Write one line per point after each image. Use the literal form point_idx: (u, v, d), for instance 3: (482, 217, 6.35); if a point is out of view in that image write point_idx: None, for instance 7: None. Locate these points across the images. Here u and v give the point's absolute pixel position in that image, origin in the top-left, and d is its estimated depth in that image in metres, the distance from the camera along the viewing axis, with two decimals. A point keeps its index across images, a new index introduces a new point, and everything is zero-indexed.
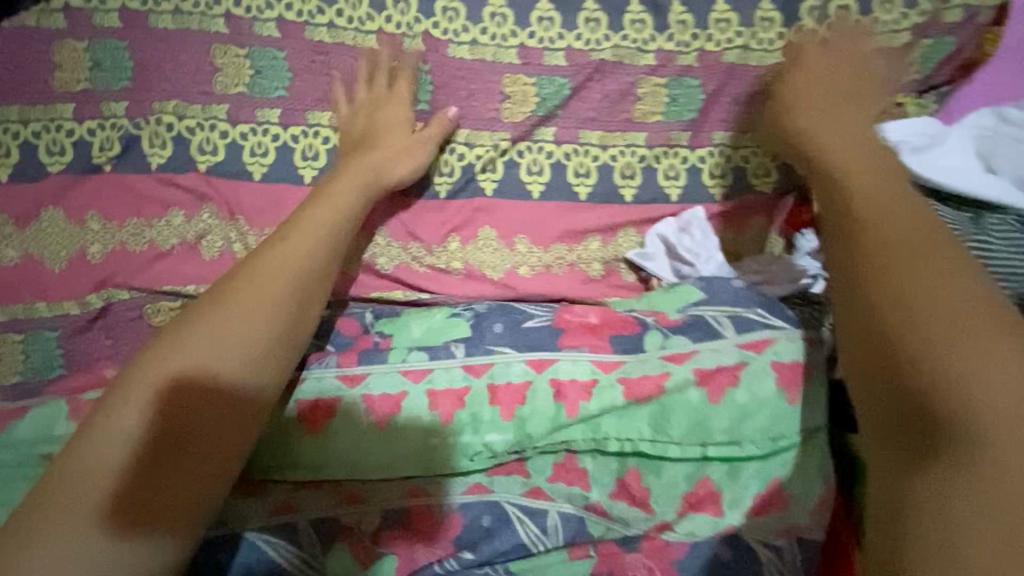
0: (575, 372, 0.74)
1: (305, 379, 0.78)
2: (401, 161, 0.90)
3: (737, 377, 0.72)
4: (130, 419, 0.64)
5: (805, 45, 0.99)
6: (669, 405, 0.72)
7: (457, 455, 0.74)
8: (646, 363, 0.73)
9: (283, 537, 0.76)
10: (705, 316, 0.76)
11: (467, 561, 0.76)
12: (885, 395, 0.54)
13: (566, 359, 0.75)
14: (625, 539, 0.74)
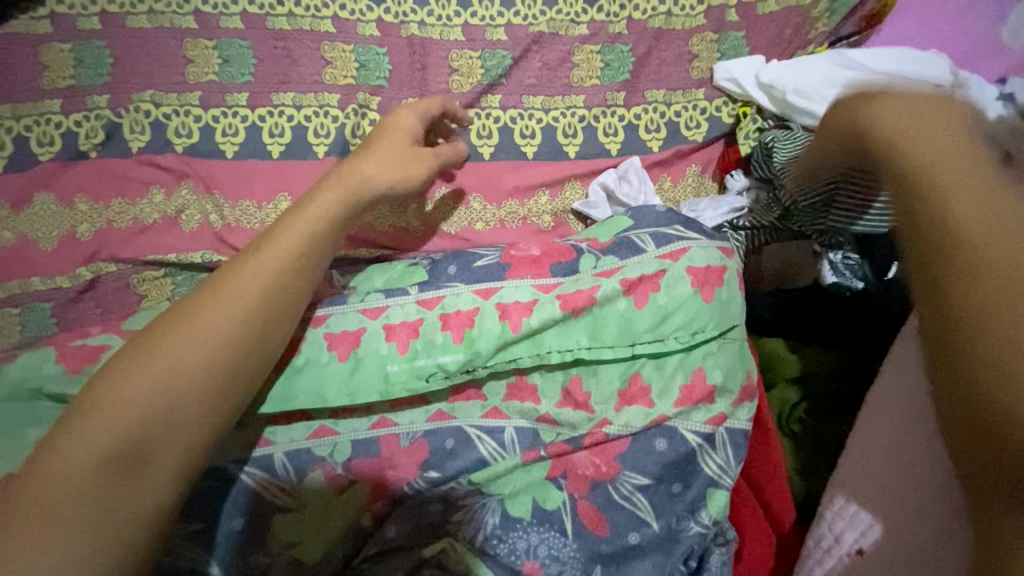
0: (516, 294, 0.81)
1: None
2: (391, 178, 0.84)
3: (659, 286, 0.81)
4: (88, 461, 0.57)
5: (722, 8, 1.09)
6: (600, 312, 0.80)
7: (412, 378, 0.79)
8: (579, 280, 0.81)
9: (261, 468, 0.80)
10: (632, 236, 0.85)
11: (434, 479, 0.81)
12: (970, 450, 0.48)
13: (511, 286, 0.82)
14: (574, 438, 0.82)
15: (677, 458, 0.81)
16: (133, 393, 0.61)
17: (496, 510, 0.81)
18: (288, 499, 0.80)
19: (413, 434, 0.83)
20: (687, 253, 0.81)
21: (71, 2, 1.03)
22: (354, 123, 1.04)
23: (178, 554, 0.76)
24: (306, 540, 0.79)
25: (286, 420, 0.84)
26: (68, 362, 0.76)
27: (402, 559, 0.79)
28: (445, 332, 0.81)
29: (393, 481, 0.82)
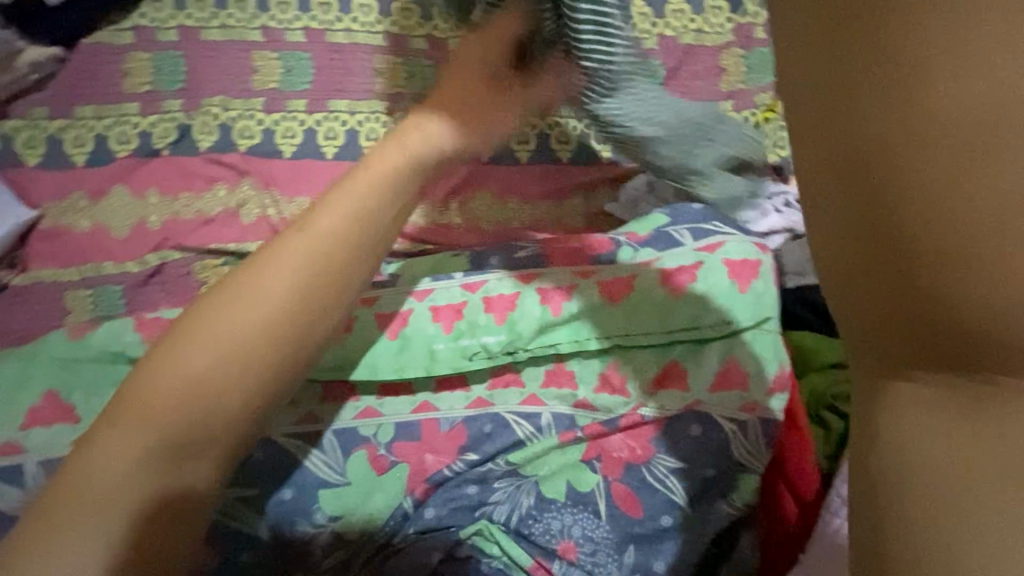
0: (557, 280, 0.86)
1: None
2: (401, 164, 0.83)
3: (694, 276, 0.84)
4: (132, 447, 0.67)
5: (747, 28, 1.18)
6: (639, 300, 0.84)
7: (458, 357, 0.86)
8: (619, 268, 0.86)
9: (311, 445, 0.85)
10: (670, 231, 0.90)
11: (472, 461, 0.85)
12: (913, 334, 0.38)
13: (551, 272, 0.87)
14: (610, 421, 0.84)
15: (713, 444, 0.81)
16: (160, 385, 0.69)
17: (530, 492, 0.84)
18: (336, 476, 0.84)
19: (453, 419, 0.87)
20: (724, 245, 0.85)
21: (153, 18, 1.15)
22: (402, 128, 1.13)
23: (234, 517, 0.81)
24: (350, 515, 0.83)
25: (334, 399, 0.87)
26: (145, 330, 0.83)
27: (440, 540, 0.82)
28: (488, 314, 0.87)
29: (432, 465, 0.86)
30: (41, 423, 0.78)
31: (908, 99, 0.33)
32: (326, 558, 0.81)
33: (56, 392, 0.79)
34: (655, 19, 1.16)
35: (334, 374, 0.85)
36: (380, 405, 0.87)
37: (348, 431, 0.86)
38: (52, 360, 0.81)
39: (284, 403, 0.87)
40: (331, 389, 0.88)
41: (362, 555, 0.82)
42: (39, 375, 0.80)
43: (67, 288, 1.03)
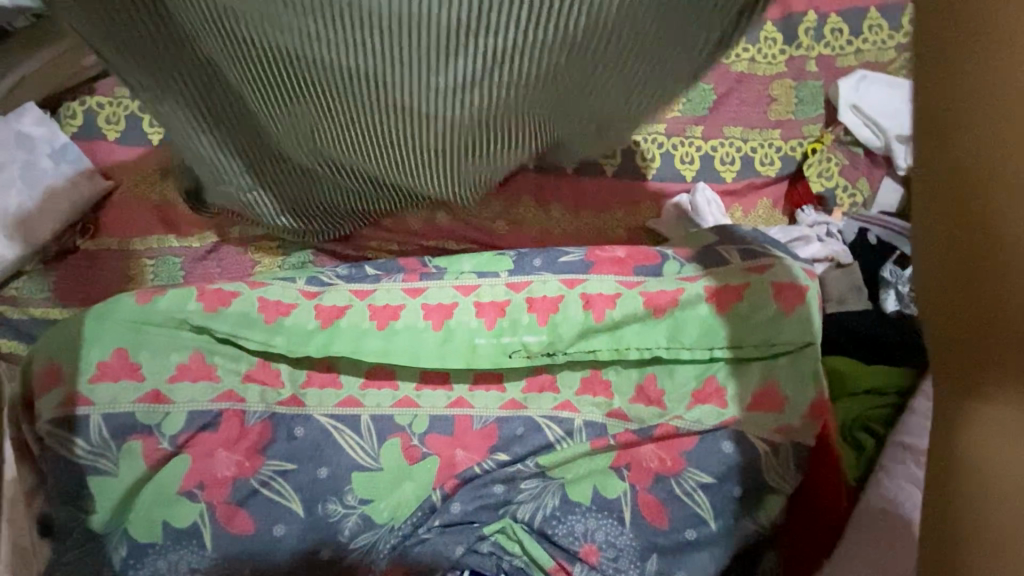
0: (601, 287, 0.89)
1: (376, 291, 0.92)
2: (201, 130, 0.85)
3: (738, 293, 0.86)
4: None
5: (801, 58, 1.18)
6: (682, 314, 0.86)
7: (499, 352, 0.89)
8: (665, 281, 0.88)
9: (350, 428, 0.88)
10: (720, 249, 0.90)
11: (502, 461, 0.88)
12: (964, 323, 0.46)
13: (595, 279, 0.90)
14: (642, 429, 0.85)
15: (743, 464, 0.82)
16: None
17: (556, 493, 0.86)
18: (371, 460, 0.87)
19: (486, 419, 0.90)
20: (775, 268, 0.86)
21: None
22: None
23: (270, 489, 0.84)
24: (381, 500, 0.86)
25: (377, 385, 0.91)
26: (206, 301, 0.88)
27: (464, 535, 0.84)
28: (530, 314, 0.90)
29: (462, 461, 0.88)
30: (108, 379, 0.84)
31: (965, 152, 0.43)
32: (356, 539, 0.84)
33: (124, 351, 0.84)
34: None
35: (378, 358, 0.88)
36: (419, 396, 0.90)
37: (388, 417, 0.89)
38: (121, 320, 0.85)
39: (329, 384, 0.90)
40: (374, 375, 0.91)
41: (388, 540, 0.84)
42: (108, 333, 0.85)
43: (134, 256, 1.10)
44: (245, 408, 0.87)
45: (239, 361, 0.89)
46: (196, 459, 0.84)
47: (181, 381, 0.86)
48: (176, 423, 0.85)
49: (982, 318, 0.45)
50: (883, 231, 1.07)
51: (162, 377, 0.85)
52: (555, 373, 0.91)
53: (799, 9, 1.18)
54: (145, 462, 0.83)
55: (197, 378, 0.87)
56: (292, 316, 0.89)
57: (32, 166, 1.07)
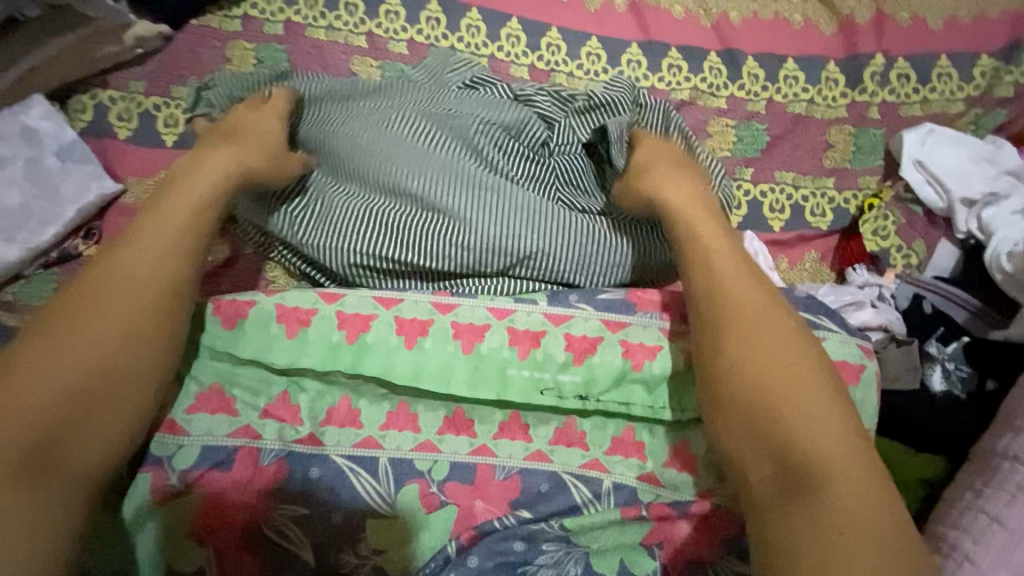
0: (645, 334, 0.84)
1: (404, 301, 0.86)
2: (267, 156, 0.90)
3: None
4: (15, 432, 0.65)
5: (864, 104, 1.11)
6: None
7: (530, 387, 0.83)
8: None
9: (367, 471, 0.81)
10: None
11: (525, 518, 0.81)
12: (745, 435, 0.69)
13: (639, 324, 0.85)
14: (678, 504, 0.80)
15: None
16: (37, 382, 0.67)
17: (579, 561, 0.80)
18: (386, 506, 0.81)
19: (509, 469, 0.83)
20: (828, 343, 0.82)
21: (263, 8, 1.12)
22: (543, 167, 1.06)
23: (281, 534, 0.78)
24: (393, 551, 0.80)
25: (397, 426, 0.84)
26: (224, 317, 0.84)
27: None
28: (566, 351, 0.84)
29: (481, 514, 0.82)
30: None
31: (709, 309, 0.77)
32: None
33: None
34: (767, 84, 1.12)
35: (410, 381, 0.83)
36: (440, 442, 0.83)
37: (405, 462, 0.82)
38: None
39: (348, 423, 0.83)
40: (395, 415, 0.85)
41: None
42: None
43: None
44: (261, 446, 0.81)
45: (258, 395, 0.84)
46: (206, 497, 0.78)
47: (198, 412, 0.82)
48: (189, 457, 0.80)
49: (763, 442, 0.68)
50: (937, 299, 0.99)
51: (182, 406, 0.82)
52: (586, 428, 0.84)
53: (865, 52, 1.12)
54: (151, 498, 0.78)
55: (215, 411, 0.83)
56: (313, 328, 0.84)
57: (38, 164, 1.00)
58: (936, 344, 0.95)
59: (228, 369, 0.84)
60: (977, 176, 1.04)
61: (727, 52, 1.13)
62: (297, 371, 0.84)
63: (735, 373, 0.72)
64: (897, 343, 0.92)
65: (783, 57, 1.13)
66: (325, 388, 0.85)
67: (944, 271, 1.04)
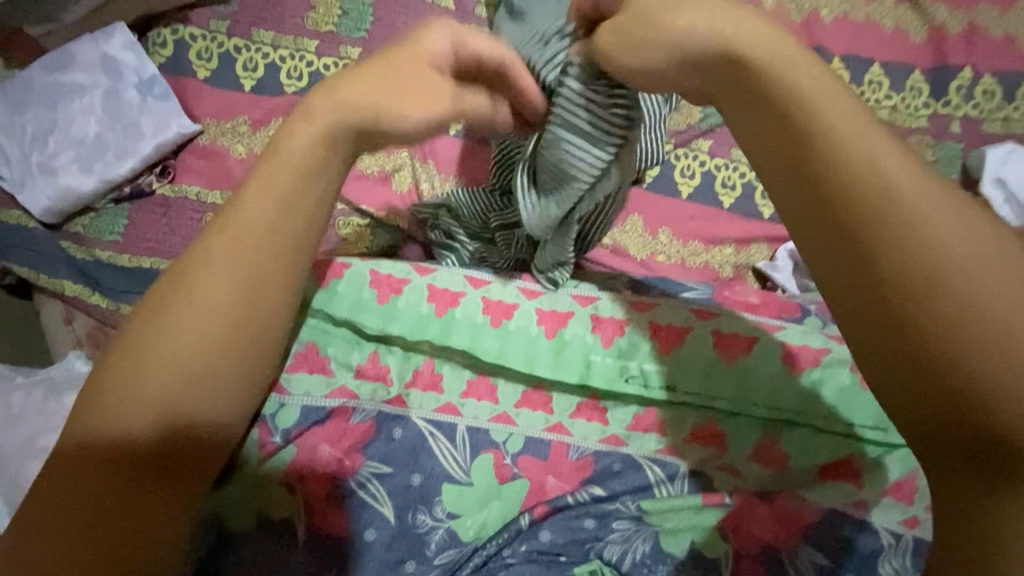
0: (736, 327, 0.82)
1: (491, 283, 0.85)
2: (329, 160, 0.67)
3: None
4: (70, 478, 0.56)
5: (945, 117, 1.11)
6: (823, 377, 0.79)
7: (615, 373, 0.83)
8: (808, 334, 0.82)
9: (445, 437, 0.81)
10: None
11: (598, 496, 0.82)
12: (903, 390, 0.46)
13: (730, 316, 0.83)
14: (760, 492, 0.79)
15: (863, 552, 0.75)
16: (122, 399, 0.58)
17: (648, 540, 0.79)
18: (462, 475, 0.80)
19: (583, 450, 0.84)
20: None
21: None
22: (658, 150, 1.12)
23: (366, 491, 0.77)
24: (468, 516, 0.79)
25: (476, 396, 0.84)
26: (319, 274, 0.83)
27: (553, 569, 0.77)
28: (652, 340, 0.84)
29: (553, 490, 0.82)
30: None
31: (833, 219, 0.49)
32: (440, 555, 0.76)
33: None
34: (852, 86, 1.11)
35: (494, 359, 0.82)
36: (517, 417, 0.84)
37: (482, 435, 0.82)
38: None
39: (430, 387, 0.82)
40: (475, 386, 0.84)
41: (472, 560, 0.77)
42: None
43: (207, 211, 0.98)
44: (354, 406, 0.81)
45: (350, 354, 0.83)
46: (301, 451, 0.78)
47: (298, 371, 0.81)
48: (290, 417, 0.79)
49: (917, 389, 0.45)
50: None
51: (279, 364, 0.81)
52: (665, 416, 0.84)
53: (951, 64, 1.11)
54: (256, 452, 0.78)
55: (312, 370, 0.82)
56: (404, 296, 0.82)
57: (117, 96, 0.98)
58: None
59: (321, 328, 0.83)
60: None
61: (817, 51, 1.12)
62: (385, 336, 0.83)
63: (906, 294, 0.46)
64: None
65: (870, 61, 1.12)
66: (409, 352, 0.84)
67: None
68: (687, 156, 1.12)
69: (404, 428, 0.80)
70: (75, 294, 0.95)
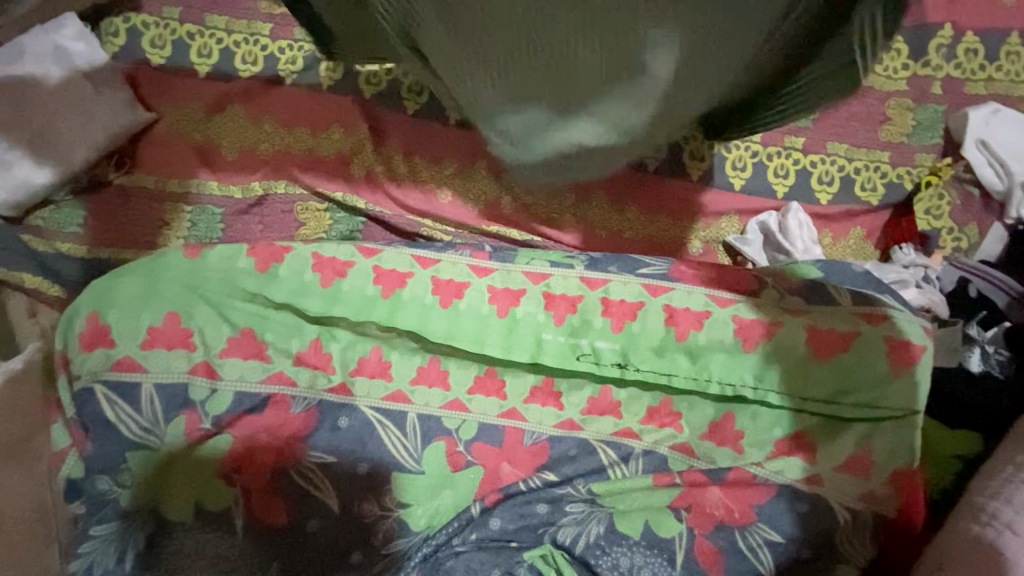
0: (688, 301, 0.79)
1: (442, 261, 0.83)
2: None
3: (850, 341, 0.75)
4: None
5: (927, 78, 1.05)
6: (778, 348, 0.76)
7: (568, 354, 0.81)
8: (761, 307, 0.78)
9: (394, 423, 0.81)
10: (827, 285, 0.79)
11: (550, 481, 0.81)
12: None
13: (683, 289, 0.80)
14: (713, 471, 0.78)
15: (818, 529, 0.74)
16: None
17: (603, 521, 0.79)
18: (413, 463, 0.80)
19: (538, 435, 0.83)
20: (891, 323, 0.75)
21: None
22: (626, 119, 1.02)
23: (308, 481, 0.77)
24: (419, 504, 0.79)
25: (427, 382, 0.82)
26: (258, 258, 0.79)
27: (502, 556, 0.78)
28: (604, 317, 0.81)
29: (507, 475, 0.82)
30: (160, 346, 0.76)
31: None
32: (387, 545, 0.77)
33: (176, 316, 0.77)
34: None
35: (443, 339, 0.80)
36: (469, 401, 0.82)
37: (433, 420, 0.81)
38: (174, 280, 0.78)
39: (379, 374, 0.82)
40: (426, 370, 0.83)
41: (420, 550, 0.77)
42: (161, 294, 0.77)
43: (169, 200, 1.01)
44: (294, 394, 0.80)
45: (289, 340, 0.80)
46: (237, 442, 0.77)
47: (230, 357, 0.78)
48: (222, 404, 0.77)
49: None
50: (984, 283, 0.95)
51: (213, 351, 0.78)
52: (621, 397, 0.82)
53: (935, 21, 1.03)
54: (183, 440, 0.76)
55: (246, 356, 0.79)
56: (349, 279, 0.80)
57: (71, 86, 0.97)
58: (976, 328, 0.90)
59: (258, 314, 0.79)
60: None
61: None
62: (330, 319, 0.81)
63: None
64: (939, 324, 0.90)
65: None
66: (356, 337, 0.82)
67: (990, 257, 1.02)
68: None
69: (345, 418, 0.80)
70: (36, 286, 0.98)
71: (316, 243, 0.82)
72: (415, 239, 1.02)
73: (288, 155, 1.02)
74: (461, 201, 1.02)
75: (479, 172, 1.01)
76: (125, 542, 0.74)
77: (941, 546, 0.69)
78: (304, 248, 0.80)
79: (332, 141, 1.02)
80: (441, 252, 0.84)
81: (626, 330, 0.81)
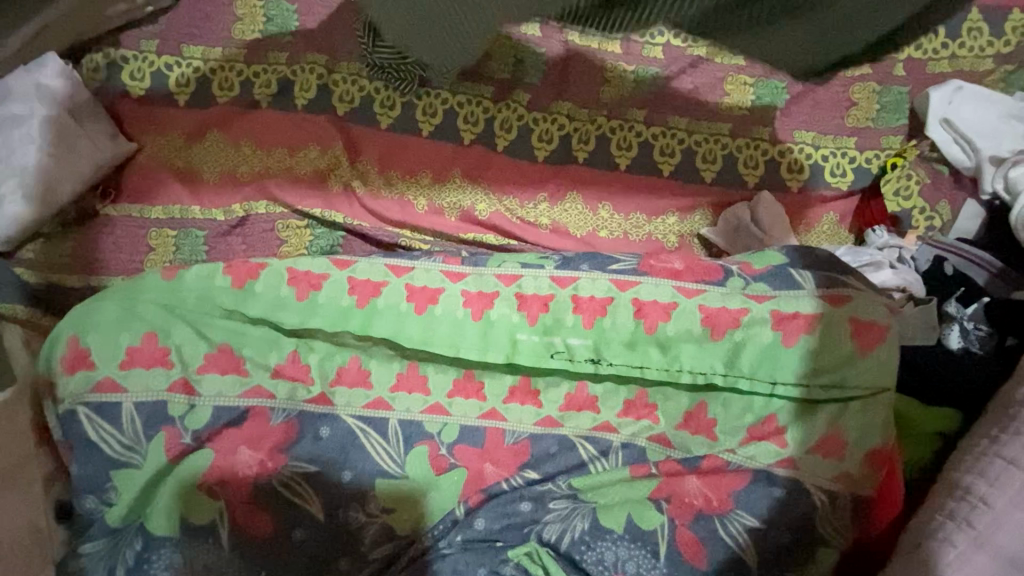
0: (656, 294, 0.80)
1: (415, 270, 0.84)
2: None
3: (815, 323, 0.76)
4: None
5: (889, 60, 1.05)
6: (746, 335, 0.77)
7: (542, 351, 0.81)
8: (727, 296, 0.79)
9: (377, 431, 0.82)
10: (790, 270, 0.80)
11: (532, 480, 0.82)
12: None
13: (651, 282, 0.81)
14: (687, 459, 0.79)
15: (795, 511, 0.74)
16: None
17: (586, 517, 0.79)
18: (396, 468, 0.81)
19: (519, 434, 0.83)
20: (855, 302, 0.76)
21: None
22: (584, 131, 1.04)
23: (292, 491, 0.79)
24: (403, 509, 0.80)
25: (407, 388, 0.84)
26: (234, 276, 0.83)
27: (487, 555, 0.78)
28: (576, 315, 0.82)
29: (489, 477, 0.82)
30: (139, 365, 0.79)
31: None
32: (374, 550, 0.79)
33: (155, 335, 0.79)
34: None
35: (418, 345, 0.81)
36: (449, 406, 0.83)
37: (414, 425, 0.83)
38: (152, 302, 0.81)
39: (358, 383, 0.83)
40: (405, 377, 0.84)
41: (407, 553, 0.78)
42: (140, 315, 0.80)
43: (152, 227, 1.03)
44: (273, 406, 0.81)
45: (268, 353, 0.82)
46: (220, 454, 0.79)
47: (209, 372, 0.80)
48: (203, 418, 0.80)
49: None
50: (960, 261, 0.94)
51: (191, 367, 0.80)
52: (597, 392, 0.83)
53: None
54: (166, 456, 0.78)
55: (224, 371, 0.81)
56: (324, 292, 0.82)
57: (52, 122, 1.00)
58: (955, 305, 0.89)
59: (237, 329, 0.82)
60: (1010, 134, 0.99)
61: None
62: (307, 332, 0.83)
63: None
64: (913, 302, 0.90)
65: None
66: (334, 348, 0.84)
67: (968, 234, 1.01)
68: (621, 128, 1.04)
69: (323, 430, 0.81)
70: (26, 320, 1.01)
71: (292, 259, 0.85)
72: (394, 249, 1.03)
73: (265, 175, 1.04)
74: (438, 212, 1.04)
75: (454, 180, 1.04)
76: (116, 559, 0.76)
77: (918, 525, 0.69)
78: (278, 264, 0.83)
79: (308, 159, 1.04)
80: (413, 261, 0.85)
81: (597, 326, 0.81)
